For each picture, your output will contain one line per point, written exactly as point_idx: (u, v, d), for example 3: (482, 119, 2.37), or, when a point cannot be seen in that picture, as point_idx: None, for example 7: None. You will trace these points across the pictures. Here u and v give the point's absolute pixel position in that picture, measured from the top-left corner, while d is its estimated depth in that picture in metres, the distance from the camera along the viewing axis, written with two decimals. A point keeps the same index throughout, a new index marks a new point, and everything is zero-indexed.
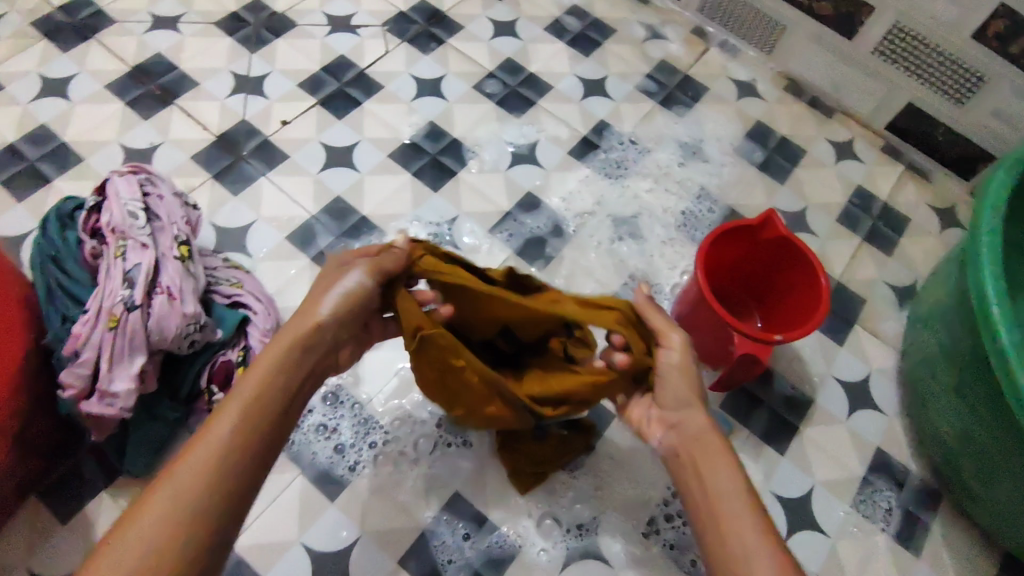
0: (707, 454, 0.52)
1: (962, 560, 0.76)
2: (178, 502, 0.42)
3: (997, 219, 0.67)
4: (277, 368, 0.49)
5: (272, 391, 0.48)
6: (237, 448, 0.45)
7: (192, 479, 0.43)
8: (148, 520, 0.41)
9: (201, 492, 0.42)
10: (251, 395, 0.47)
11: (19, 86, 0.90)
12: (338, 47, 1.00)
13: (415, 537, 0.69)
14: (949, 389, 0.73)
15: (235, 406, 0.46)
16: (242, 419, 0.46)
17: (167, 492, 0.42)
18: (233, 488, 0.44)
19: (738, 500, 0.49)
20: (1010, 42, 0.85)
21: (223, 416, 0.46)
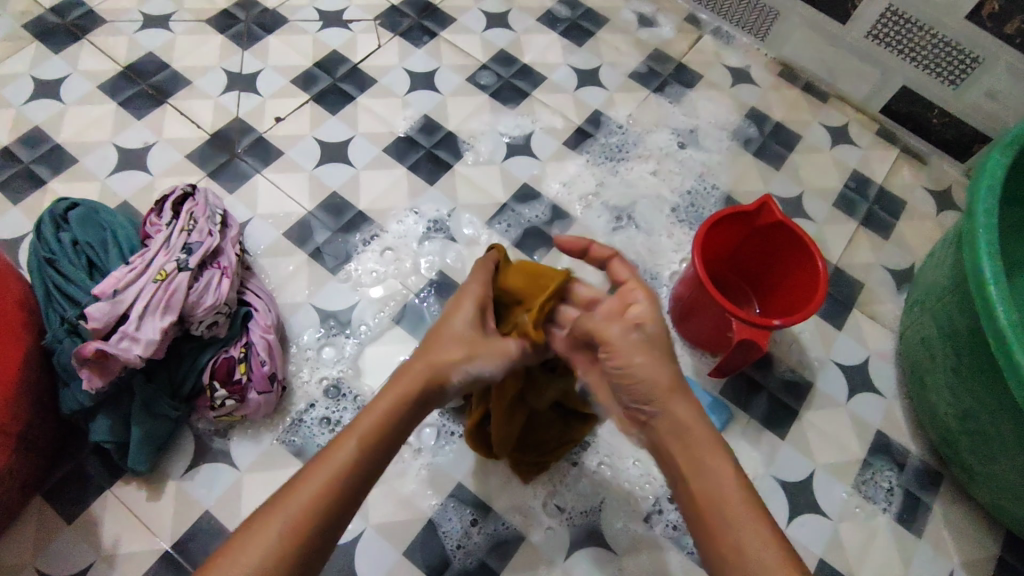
0: (697, 450, 0.49)
1: (964, 540, 0.76)
2: (285, 526, 0.43)
3: (992, 199, 0.68)
4: (395, 414, 0.49)
5: (388, 431, 0.48)
6: (346, 480, 0.46)
7: (304, 508, 0.44)
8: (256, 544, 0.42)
9: (306, 523, 0.43)
10: (372, 427, 0.48)
11: (10, 89, 0.90)
12: (330, 42, 0.99)
13: (421, 527, 0.70)
14: (948, 370, 0.73)
15: (358, 435, 0.47)
16: (361, 453, 0.47)
17: (285, 510, 0.44)
18: (336, 522, 0.45)
19: (733, 494, 0.47)
20: (1005, 22, 0.84)
21: (341, 446, 0.47)
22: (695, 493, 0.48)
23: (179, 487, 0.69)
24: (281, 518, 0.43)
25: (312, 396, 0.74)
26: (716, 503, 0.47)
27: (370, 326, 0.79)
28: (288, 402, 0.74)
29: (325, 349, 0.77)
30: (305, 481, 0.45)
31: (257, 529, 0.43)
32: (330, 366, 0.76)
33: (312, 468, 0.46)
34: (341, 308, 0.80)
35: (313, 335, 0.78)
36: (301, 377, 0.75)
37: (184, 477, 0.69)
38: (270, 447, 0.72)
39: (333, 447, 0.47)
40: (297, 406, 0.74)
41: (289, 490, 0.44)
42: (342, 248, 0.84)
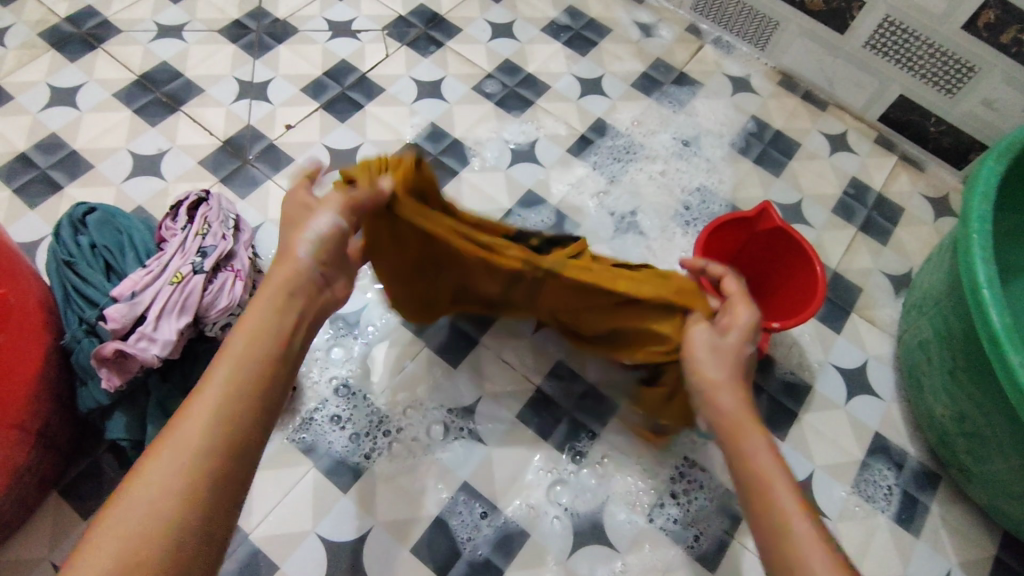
0: (737, 432, 0.50)
1: (960, 540, 0.77)
2: (178, 459, 0.39)
3: (986, 206, 0.69)
4: (277, 317, 0.48)
5: (270, 338, 0.46)
6: (227, 405, 0.42)
7: (195, 433, 0.40)
8: (148, 492, 0.38)
9: (202, 446, 0.40)
10: (244, 347, 0.45)
11: (28, 96, 0.92)
12: (339, 52, 1.02)
13: (427, 524, 0.71)
14: (945, 372, 0.74)
15: (233, 354, 0.44)
16: (243, 370, 0.44)
17: (176, 443, 0.40)
18: (236, 439, 0.42)
19: (777, 472, 0.46)
20: (1000, 32, 0.86)
21: (216, 370, 0.43)
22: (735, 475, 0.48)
23: None
24: (170, 454, 0.39)
25: (322, 396, 0.76)
26: (748, 477, 0.47)
27: (378, 326, 0.81)
28: (298, 401, 0.76)
29: (334, 350, 0.79)
30: (188, 412, 0.41)
31: (146, 470, 0.39)
32: (339, 366, 0.78)
33: (189, 403, 0.42)
34: (349, 310, 0.82)
35: (322, 337, 0.80)
36: (311, 378, 0.77)
37: None
38: (281, 446, 0.73)
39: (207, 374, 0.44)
40: (307, 406, 0.76)
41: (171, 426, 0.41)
42: None
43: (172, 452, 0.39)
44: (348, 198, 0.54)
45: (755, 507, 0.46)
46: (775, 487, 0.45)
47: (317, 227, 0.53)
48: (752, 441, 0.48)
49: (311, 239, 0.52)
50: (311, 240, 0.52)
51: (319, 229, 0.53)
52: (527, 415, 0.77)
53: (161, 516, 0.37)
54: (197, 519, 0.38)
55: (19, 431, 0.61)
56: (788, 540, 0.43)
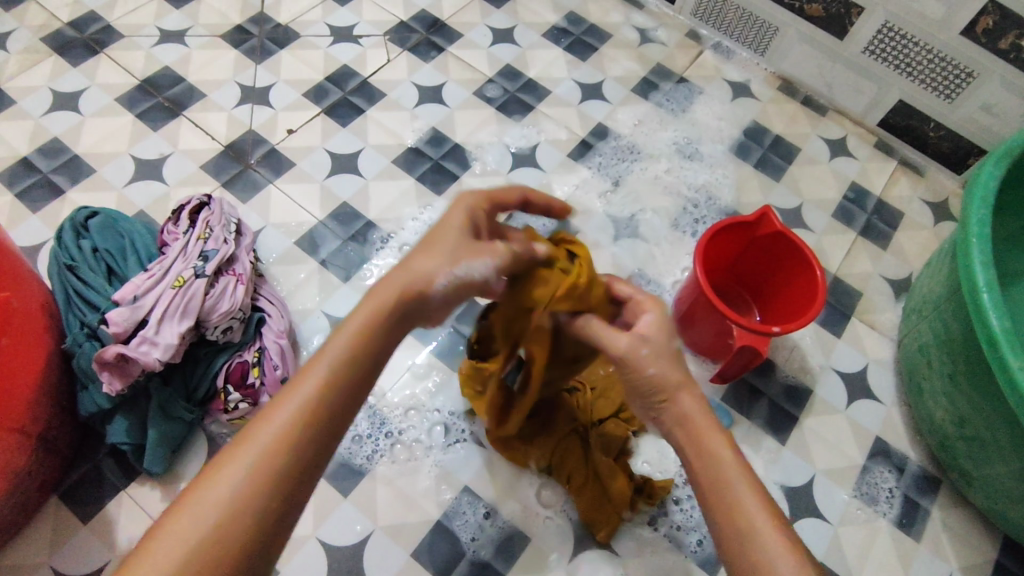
0: (701, 430, 0.48)
1: (961, 544, 0.77)
2: (251, 463, 0.40)
3: (985, 210, 0.69)
4: (373, 344, 0.47)
5: (364, 361, 0.46)
6: (312, 414, 0.43)
7: (274, 441, 0.41)
8: (219, 485, 0.39)
9: (275, 459, 0.41)
10: (338, 361, 0.45)
11: (31, 101, 0.93)
12: (341, 57, 1.02)
13: (428, 528, 0.71)
14: (946, 377, 0.74)
15: (322, 370, 0.44)
16: (325, 392, 0.44)
17: (249, 448, 0.41)
18: (305, 456, 0.42)
19: (742, 485, 0.45)
20: (999, 37, 0.87)
21: (310, 374, 0.44)
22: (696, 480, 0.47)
23: None
24: (251, 449, 0.41)
25: None
26: (723, 494, 0.45)
27: None
28: None
29: None
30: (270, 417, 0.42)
31: (224, 467, 0.40)
32: None
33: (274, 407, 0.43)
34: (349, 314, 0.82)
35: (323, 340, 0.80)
36: None
37: None
38: None
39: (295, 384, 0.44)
40: None
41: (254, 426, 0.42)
42: (351, 257, 0.86)
43: (246, 447, 0.41)
44: (509, 249, 0.51)
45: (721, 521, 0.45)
46: (743, 495, 0.45)
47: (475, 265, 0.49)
48: (727, 460, 0.46)
49: (455, 272, 0.49)
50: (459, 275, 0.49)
51: (475, 268, 0.49)
52: None
53: (230, 506, 0.39)
54: (256, 528, 0.39)
55: (20, 434, 0.61)
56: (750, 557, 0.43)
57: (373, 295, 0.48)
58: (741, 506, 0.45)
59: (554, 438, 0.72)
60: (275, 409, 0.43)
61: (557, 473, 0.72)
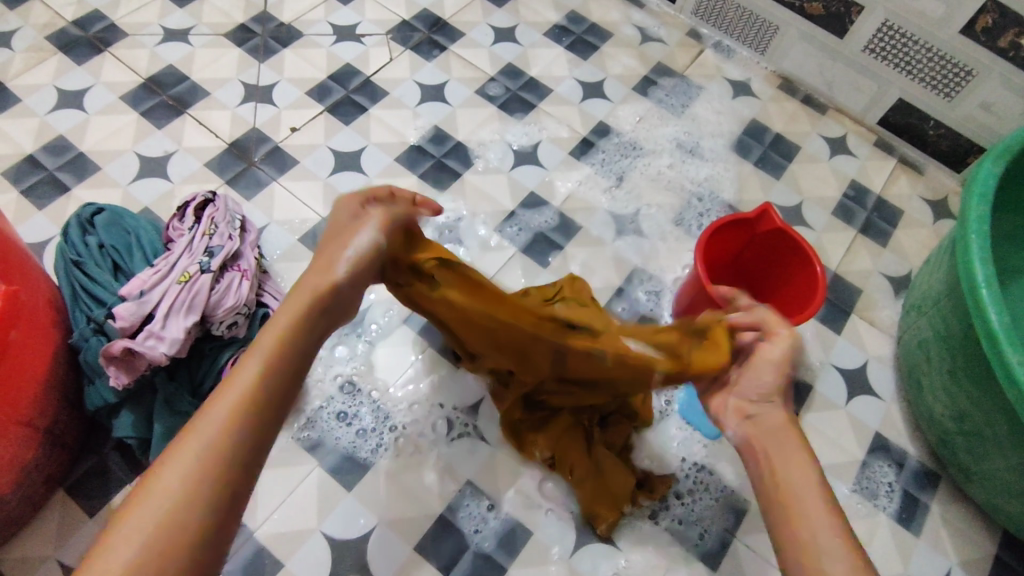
0: (792, 458, 0.50)
1: (960, 539, 0.78)
2: (198, 455, 0.40)
3: (984, 207, 0.70)
4: (301, 334, 0.48)
5: (293, 344, 0.47)
6: (250, 408, 0.43)
7: (211, 439, 0.41)
8: (158, 492, 0.39)
9: (219, 450, 0.41)
10: (267, 349, 0.46)
11: (36, 99, 0.93)
12: (343, 55, 1.03)
13: (431, 522, 0.72)
14: (945, 372, 0.75)
15: (255, 361, 0.45)
16: (264, 378, 0.44)
17: (192, 441, 0.41)
18: (249, 440, 0.42)
19: (814, 497, 0.48)
20: (998, 36, 0.87)
21: (243, 370, 0.44)
22: (768, 490, 0.50)
23: None
24: (190, 453, 0.40)
25: (328, 393, 0.77)
26: (788, 500, 0.48)
27: (381, 325, 0.82)
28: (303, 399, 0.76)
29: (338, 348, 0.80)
30: (211, 410, 0.42)
31: (171, 461, 0.40)
32: (344, 364, 0.79)
33: (212, 402, 0.43)
34: None
35: None
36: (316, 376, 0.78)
37: None
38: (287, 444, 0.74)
39: (230, 379, 0.44)
40: (313, 403, 0.76)
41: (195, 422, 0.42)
42: None
43: (182, 453, 0.40)
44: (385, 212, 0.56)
45: (784, 524, 0.48)
46: (809, 504, 0.47)
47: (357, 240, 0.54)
48: (800, 474, 0.49)
49: (347, 253, 0.53)
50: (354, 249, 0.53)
51: (358, 243, 0.53)
52: None
53: (170, 512, 0.38)
54: (201, 532, 0.39)
55: (27, 427, 0.62)
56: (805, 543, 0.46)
57: (292, 298, 0.50)
58: (798, 500, 0.48)
59: (558, 427, 0.72)
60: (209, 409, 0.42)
61: (560, 465, 0.72)
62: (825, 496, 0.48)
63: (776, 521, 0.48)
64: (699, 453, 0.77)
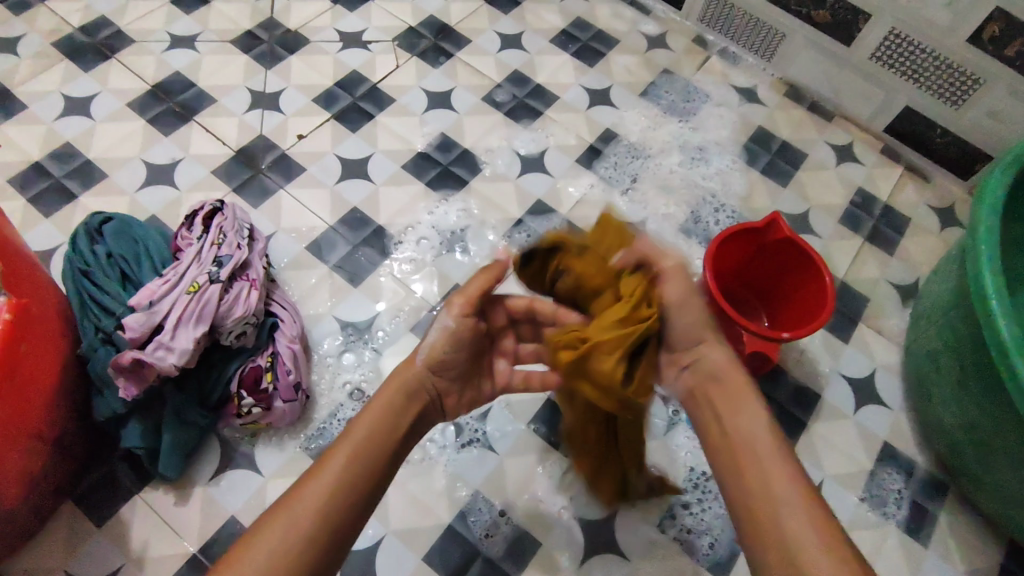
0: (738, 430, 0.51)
1: (969, 549, 0.78)
2: (309, 518, 0.46)
3: (994, 217, 0.70)
4: (385, 429, 0.52)
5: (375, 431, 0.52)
6: (348, 482, 0.48)
7: (328, 486, 0.47)
8: (266, 540, 0.44)
9: (304, 534, 0.45)
10: (362, 434, 0.51)
11: (42, 105, 0.93)
12: (350, 62, 1.03)
13: (439, 534, 0.71)
14: (953, 382, 0.75)
15: (348, 444, 0.50)
16: (352, 460, 0.49)
17: (295, 514, 0.46)
18: (337, 521, 0.47)
19: (786, 487, 0.47)
20: (1006, 44, 0.87)
21: (336, 454, 0.49)
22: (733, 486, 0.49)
23: (205, 492, 0.71)
24: (308, 501, 0.46)
25: (337, 401, 0.77)
26: (790, 537, 0.44)
27: (387, 332, 0.82)
28: (312, 408, 0.76)
29: (345, 356, 0.80)
30: (319, 473, 0.48)
31: (292, 503, 0.46)
32: (352, 371, 0.79)
33: (309, 479, 0.48)
34: (360, 318, 0.83)
35: (333, 343, 0.80)
36: (323, 386, 0.78)
37: (210, 482, 0.71)
38: (294, 454, 0.74)
39: (320, 463, 0.49)
40: (321, 412, 0.76)
41: (308, 480, 0.47)
42: (361, 262, 0.86)
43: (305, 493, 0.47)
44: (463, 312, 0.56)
45: (778, 549, 0.45)
46: (800, 536, 0.44)
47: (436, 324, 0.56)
48: (777, 481, 0.47)
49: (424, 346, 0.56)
50: (428, 348, 0.56)
51: (433, 331, 0.56)
52: (539, 424, 0.78)
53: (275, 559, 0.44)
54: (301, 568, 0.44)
55: (35, 439, 0.61)
56: (784, 542, 0.45)
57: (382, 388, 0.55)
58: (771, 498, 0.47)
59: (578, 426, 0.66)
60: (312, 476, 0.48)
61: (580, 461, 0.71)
62: (811, 509, 0.46)
63: (755, 549, 0.46)
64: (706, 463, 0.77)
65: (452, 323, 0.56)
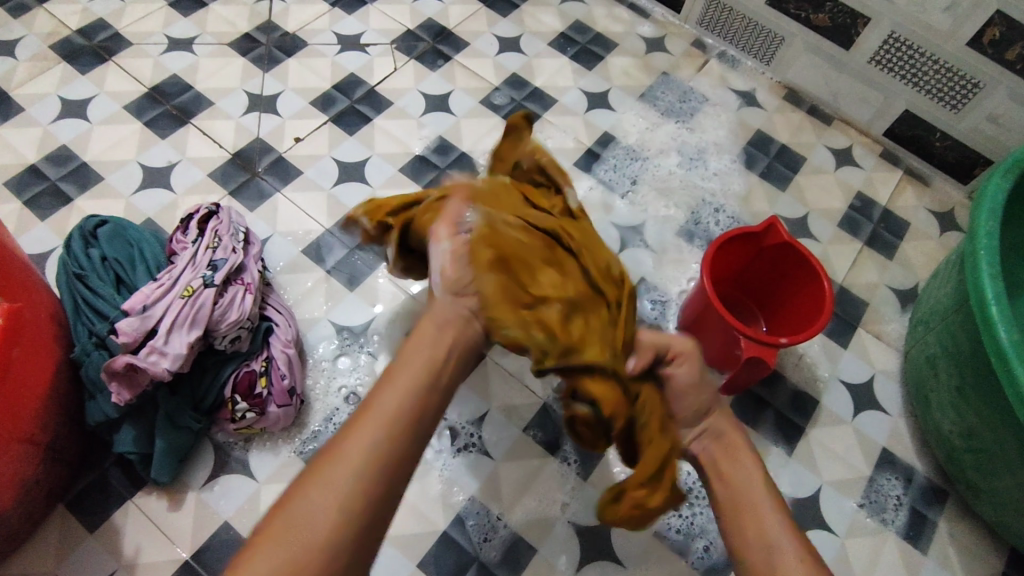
0: (731, 452, 0.53)
1: (968, 556, 0.77)
2: (353, 476, 0.39)
3: (994, 223, 0.69)
4: (424, 376, 0.44)
5: (426, 376, 0.44)
6: (401, 438, 0.41)
7: (378, 446, 0.40)
8: (307, 511, 0.37)
9: (358, 492, 0.38)
10: (413, 384, 0.43)
11: (39, 108, 0.93)
12: (347, 65, 1.02)
13: (434, 539, 0.71)
14: (952, 388, 0.74)
15: (398, 390, 0.42)
16: (401, 415, 0.41)
17: (339, 476, 0.38)
18: (390, 480, 0.40)
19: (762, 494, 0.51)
20: (1006, 48, 0.87)
21: (381, 399, 0.42)
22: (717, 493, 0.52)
23: (199, 498, 0.70)
24: (353, 463, 0.39)
25: (332, 405, 0.77)
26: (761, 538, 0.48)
27: (383, 335, 0.82)
28: (308, 412, 0.76)
29: (341, 360, 0.79)
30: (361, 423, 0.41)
31: (336, 465, 0.39)
32: (348, 375, 0.79)
33: (349, 431, 0.40)
34: (357, 322, 0.82)
35: (329, 347, 0.80)
36: (318, 390, 0.77)
37: (204, 487, 0.71)
38: (288, 459, 0.73)
39: (365, 408, 0.41)
40: (316, 417, 0.76)
41: (350, 432, 0.40)
42: (357, 265, 0.86)
43: (350, 450, 0.39)
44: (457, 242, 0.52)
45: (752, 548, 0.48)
46: (773, 540, 0.48)
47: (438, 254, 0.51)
48: (754, 489, 0.51)
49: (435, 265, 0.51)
50: (440, 267, 0.51)
51: (438, 253, 0.51)
52: (536, 429, 0.77)
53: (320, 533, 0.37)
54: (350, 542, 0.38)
55: (27, 444, 0.61)
56: (759, 541, 0.48)
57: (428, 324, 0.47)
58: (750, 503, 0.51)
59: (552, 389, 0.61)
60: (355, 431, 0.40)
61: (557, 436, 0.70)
62: (779, 510, 0.50)
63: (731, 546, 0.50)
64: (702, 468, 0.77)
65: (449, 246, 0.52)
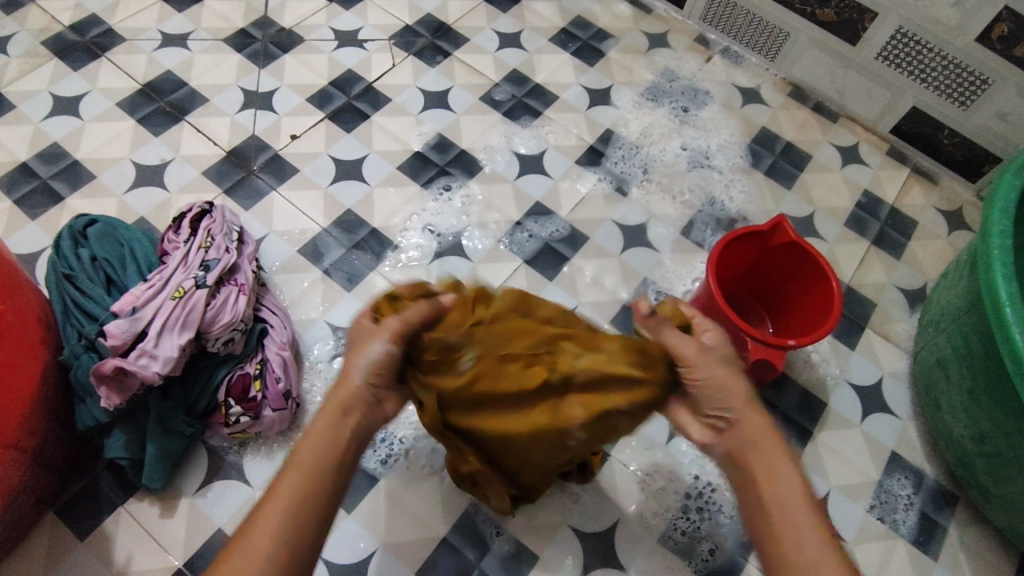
0: (767, 453, 0.48)
1: (980, 563, 0.75)
2: (272, 546, 0.42)
3: (1006, 221, 0.68)
4: (329, 440, 0.47)
5: (327, 448, 0.47)
6: (309, 508, 0.44)
7: (287, 517, 0.43)
8: None
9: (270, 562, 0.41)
10: (310, 458, 0.46)
11: (30, 105, 0.91)
12: (344, 61, 1.01)
13: (432, 547, 0.69)
14: (964, 391, 0.72)
15: (298, 464, 0.45)
16: (305, 487, 0.44)
17: (252, 542, 0.41)
18: (305, 543, 0.43)
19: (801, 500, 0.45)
20: (1015, 43, 0.85)
21: (288, 477, 0.44)
22: (751, 497, 0.47)
23: (192, 504, 0.69)
24: (264, 542, 0.42)
25: None
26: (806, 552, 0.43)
27: None
28: (305, 414, 0.74)
29: (338, 360, 0.78)
30: (280, 487, 0.44)
31: (250, 537, 0.42)
32: None
33: (260, 512, 0.43)
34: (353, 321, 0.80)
35: (325, 348, 0.78)
36: (315, 391, 0.75)
37: (197, 493, 0.69)
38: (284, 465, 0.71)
39: (273, 489, 0.44)
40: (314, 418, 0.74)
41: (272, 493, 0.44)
42: (355, 265, 0.84)
43: (260, 530, 0.42)
44: (384, 354, 0.49)
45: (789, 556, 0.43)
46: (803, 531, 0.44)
47: (368, 352, 0.49)
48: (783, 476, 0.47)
49: (362, 360, 0.49)
50: (367, 362, 0.49)
51: (371, 354, 0.49)
52: None
53: None
54: None
55: (16, 450, 0.59)
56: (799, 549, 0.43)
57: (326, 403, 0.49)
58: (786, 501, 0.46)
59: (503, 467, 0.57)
60: (267, 508, 0.43)
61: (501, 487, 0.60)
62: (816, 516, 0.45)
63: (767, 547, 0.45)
64: (709, 473, 0.75)
65: (387, 348, 0.49)
